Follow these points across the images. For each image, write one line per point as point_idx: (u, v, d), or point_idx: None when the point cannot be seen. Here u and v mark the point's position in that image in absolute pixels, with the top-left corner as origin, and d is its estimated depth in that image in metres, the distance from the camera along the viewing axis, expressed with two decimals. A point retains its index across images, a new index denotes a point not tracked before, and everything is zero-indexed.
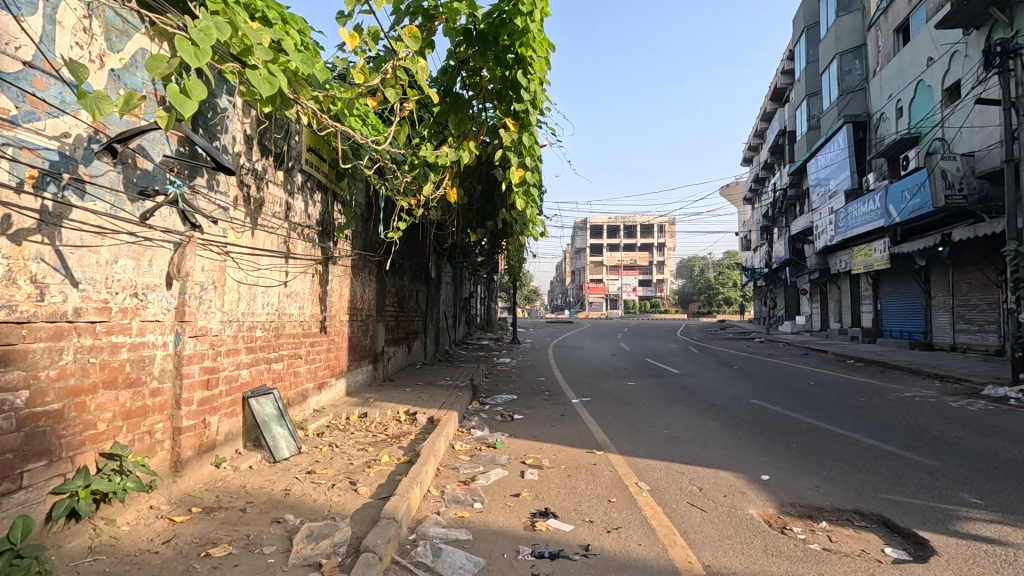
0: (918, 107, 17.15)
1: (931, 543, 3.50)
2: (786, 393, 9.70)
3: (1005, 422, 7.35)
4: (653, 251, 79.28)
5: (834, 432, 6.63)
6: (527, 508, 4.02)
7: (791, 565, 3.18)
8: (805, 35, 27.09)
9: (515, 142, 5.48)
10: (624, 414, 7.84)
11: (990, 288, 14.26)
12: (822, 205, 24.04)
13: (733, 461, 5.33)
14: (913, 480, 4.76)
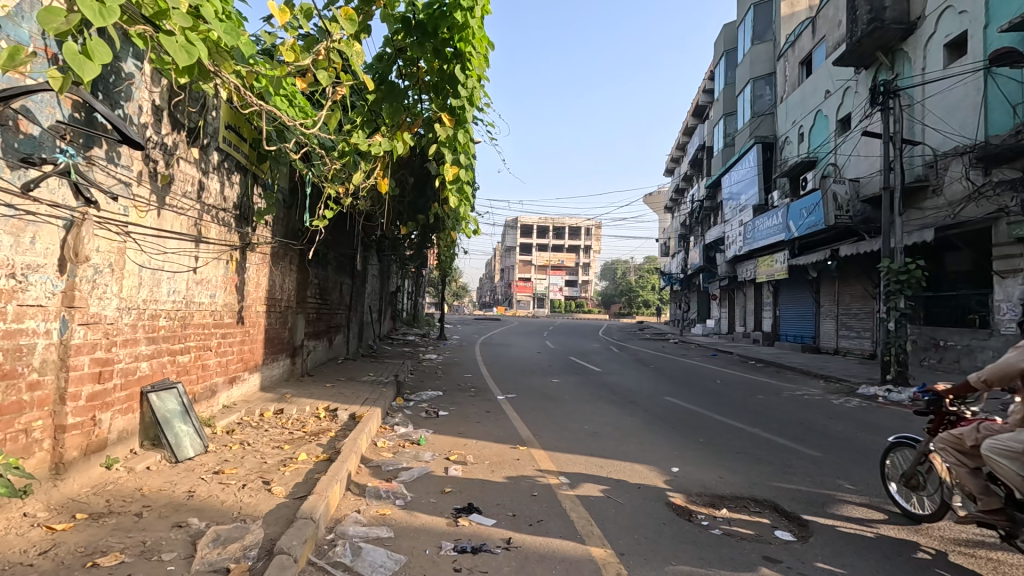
0: (816, 134, 19.04)
1: (812, 525, 3.93)
2: (696, 391, 10.41)
3: (873, 417, 8.40)
4: (580, 252, 81.84)
5: (736, 426, 7.24)
6: (450, 504, 4.02)
7: (696, 550, 3.43)
8: (725, 57, 29.09)
9: (450, 138, 5.49)
10: (547, 410, 8.04)
11: (867, 299, 16.17)
12: (733, 217, 25.99)
13: (648, 454, 5.65)
14: (800, 469, 5.30)
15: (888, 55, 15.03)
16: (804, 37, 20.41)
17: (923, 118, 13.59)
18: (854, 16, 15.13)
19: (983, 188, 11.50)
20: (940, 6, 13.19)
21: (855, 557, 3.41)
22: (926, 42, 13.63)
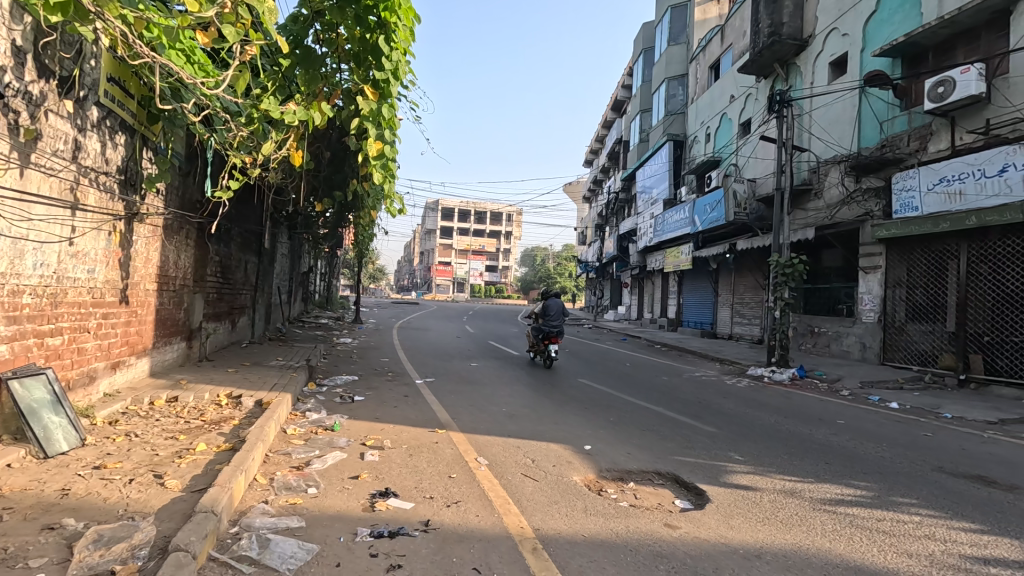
0: (721, 136, 20.52)
1: (707, 493, 4.31)
2: (608, 374, 10.97)
3: (759, 395, 9.36)
4: (501, 238, 82.34)
5: (643, 406, 7.72)
6: (366, 490, 3.92)
7: (605, 521, 3.64)
8: (643, 54, 30.25)
9: (373, 113, 5.16)
10: (466, 394, 8.08)
11: (757, 289, 17.87)
12: (645, 210, 27.42)
13: (563, 434, 5.88)
14: (698, 444, 5.79)
15: (784, 67, 16.47)
16: (714, 43, 21.77)
17: (810, 128, 15.12)
18: (757, 28, 16.39)
19: (855, 194, 13.08)
20: (828, 27, 14.63)
21: (742, 518, 3.80)
22: (815, 59, 15.10)
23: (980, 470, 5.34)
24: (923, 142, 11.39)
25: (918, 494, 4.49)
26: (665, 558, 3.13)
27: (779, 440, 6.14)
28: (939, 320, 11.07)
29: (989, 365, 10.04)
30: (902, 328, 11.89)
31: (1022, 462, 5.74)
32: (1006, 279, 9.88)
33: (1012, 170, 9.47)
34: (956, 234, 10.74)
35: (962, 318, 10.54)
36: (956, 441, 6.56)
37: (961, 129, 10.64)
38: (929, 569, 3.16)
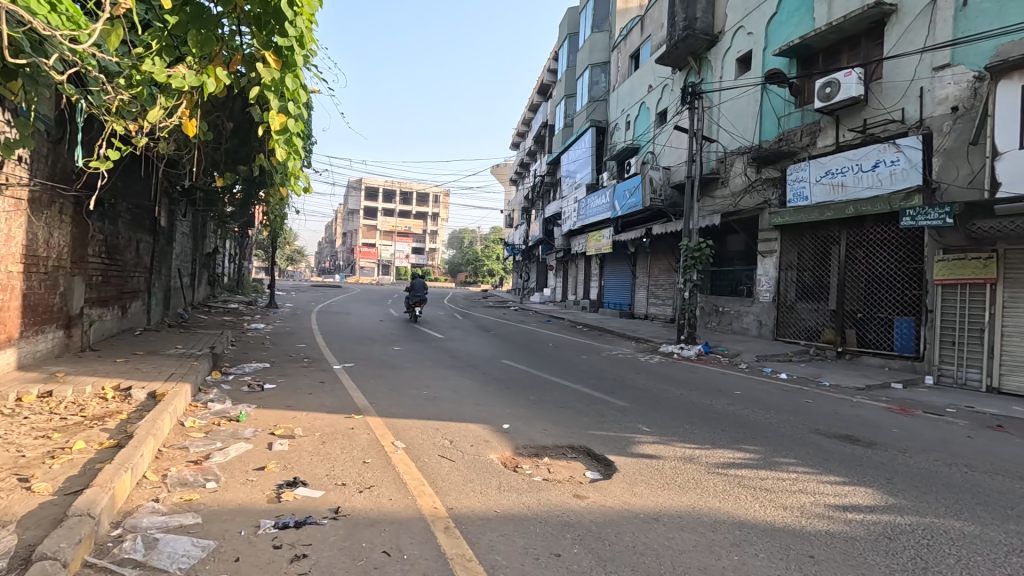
0: (640, 124, 21.33)
1: (615, 464, 4.57)
2: (531, 354, 11.21)
3: (669, 371, 10.01)
4: (427, 220, 80.86)
5: (562, 384, 8.00)
6: (272, 481, 3.75)
7: (518, 496, 3.75)
8: (568, 39, 30.52)
9: (275, 83, 4.82)
10: (386, 378, 7.94)
11: (670, 272, 18.98)
12: (569, 194, 28.03)
13: (482, 414, 5.96)
14: (610, 418, 6.09)
15: (697, 61, 17.33)
16: (634, 33, 22.46)
17: (719, 120, 16.09)
18: (673, 21, 17.10)
19: (755, 184, 14.17)
20: (735, 24, 15.53)
21: (644, 485, 4.07)
22: (724, 54, 16.01)
23: (847, 430, 6.08)
24: (813, 137, 12.52)
25: (796, 454, 5.04)
26: (572, 527, 3.29)
27: (683, 411, 6.61)
28: (822, 299, 12.37)
29: (861, 338, 11.42)
30: (793, 306, 13.16)
31: (881, 421, 6.61)
32: (876, 262, 11.20)
33: (883, 165, 10.68)
34: (838, 222, 11.99)
35: (841, 297, 11.86)
36: (831, 405, 7.42)
37: (844, 127, 11.81)
38: (800, 519, 3.57)
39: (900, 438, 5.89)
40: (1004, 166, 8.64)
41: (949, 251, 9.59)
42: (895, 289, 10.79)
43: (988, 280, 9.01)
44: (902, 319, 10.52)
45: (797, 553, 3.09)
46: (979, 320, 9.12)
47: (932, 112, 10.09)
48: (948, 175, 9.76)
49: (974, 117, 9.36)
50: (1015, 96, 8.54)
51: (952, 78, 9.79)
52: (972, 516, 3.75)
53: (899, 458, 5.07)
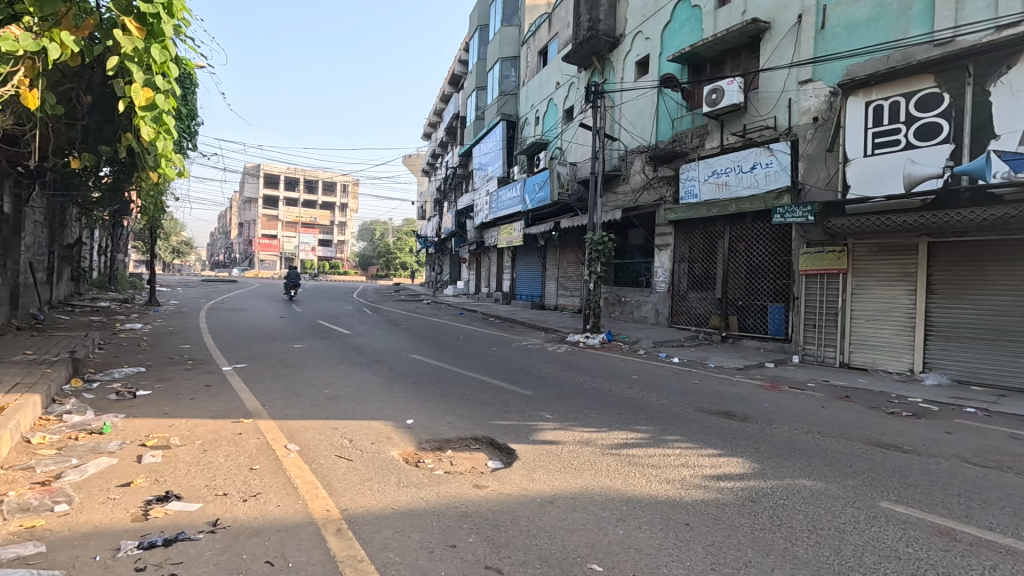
0: (548, 119, 21.84)
1: (516, 452, 4.68)
2: (441, 347, 11.15)
3: (574, 359, 10.44)
4: (335, 210, 77.07)
5: (470, 376, 8.05)
6: (139, 497, 3.38)
7: (417, 491, 3.71)
8: (478, 31, 30.42)
9: (138, 52, 4.31)
10: (283, 378, 7.49)
11: (577, 264, 19.71)
12: (481, 187, 28.09)
13: (385, 411, 5.82)
14: (515, 407, 6.22)
15: (600, 62, 18.05)
16: (542, 30, 22.91)
17: (620, 119, 16.94)
18: (578, 21, 17.69)
19: (653, 181, 15.11)
20: (634, 29, 16.36)
21: (541, 471, 4.21)
22: (625, 57, 16.83)
23: (726, 406, 6.72)
24: (701, 139, 13.58)
25: (681, 431, 5.48)
26: (469, 516, 3.32)
27: (584, 397, 6.93)
28: (710, 288, 13.50)
29: (742, 324, 12.63)
30: (685, 296, 14.24)
31: (755, 397, 7.37)
32: (754, 255, 12.43)
33: (759, 168, 11.84)
34: (722, 218, 13.14)
35: (725, 286, 13.02)
36: (715, 385, 8.16)
37: (727, 131, 12.93)
38: (680, 491, 3.89)
39: (770, 411, 6.61)
40: (852, 172, 9.98)
41: (811, 244, 10.88)
42: (769, 279, 12.03)
43: (841, 270, 10.36)
44: (775, 305, 11.80)
45: (676, 523, 3.36)
46: (834, 305, 10.47)
47: (798, 122, 11.36)
48: (810, 177, 11.04)
49: (830, 127, 10.67)
50: (861, 111, 9.92)
51: (813, 92, 11.08)
52: (820, 475, 4.32)
53: (766, 430, 5.70)
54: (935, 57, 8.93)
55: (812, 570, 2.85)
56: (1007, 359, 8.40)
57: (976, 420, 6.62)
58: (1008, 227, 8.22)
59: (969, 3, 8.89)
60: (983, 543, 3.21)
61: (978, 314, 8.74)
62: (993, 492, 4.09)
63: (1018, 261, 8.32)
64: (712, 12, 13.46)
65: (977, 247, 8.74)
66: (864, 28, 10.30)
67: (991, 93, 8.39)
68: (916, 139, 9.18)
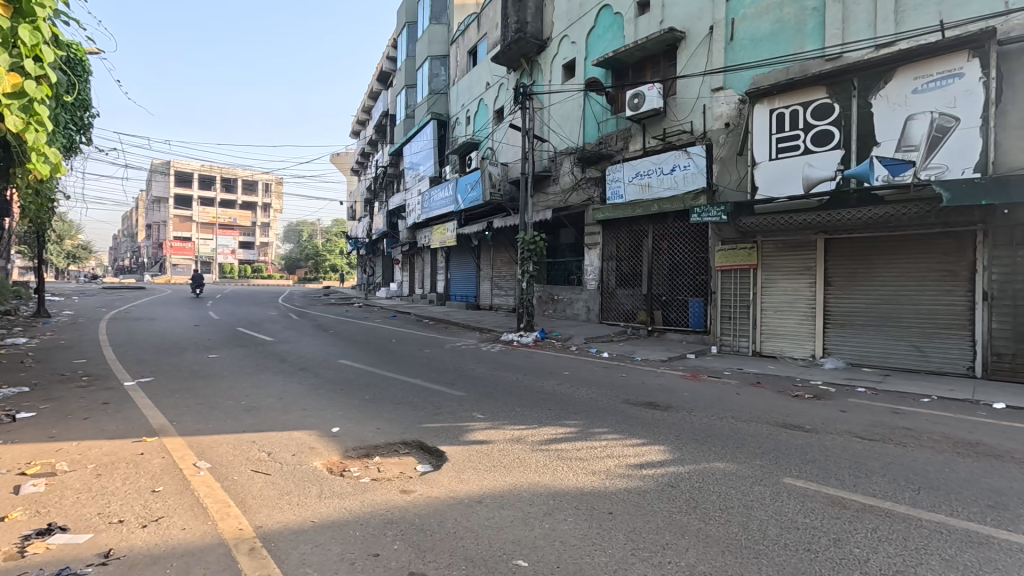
0: (479, 119, 21.85)
1: (446, 454, 4.63)
2: (371, 351, 10.84)
3: (507, 358, 10.52)
4: (257, 211, 72.87)
5: (401, 380, 7.89)
6: (14, 533, 3.00)
7: (340, 502, 3.57)
8: (406, 28, 29.86)
9: (3, 33, 3.82)
10: (196, 390, 6.97)
11: (511, 263, 19.87)
12: (413, 186, 27.65)
13: (309, 420, 5.57)
14: (446, 409, 6.16)
15: (529, 64, 18.29)
16: (471, 29, 22.88)
17: (549, 121, 17.28)
18: (506, 22, 17.82)
19: (581, 182, 15.54)
20: (561, 33, 16.71)
21: (470, 471, 4.20)
22: (552, 59, 17.15)
23: (650, 397, 7.05)
24: (626, 141, 14.14)
25: (608, 423, 5.68)
26: (395, 523, 3.24)
27: (516, 395, 7.01)
28: (636, 285, 14.07)
29: (666, 318, 13.28)
30: (614, 293, 14.75)
31: (676, 387, 7.78)
32: (675, 253, 13.09)
33: (678, 169, 12.48)
34: (646, 218, 13.74)
35: (650, 283, 13.62)
36: (641, 377, 8.54)
37: (649, 135, 13.53)
38: (604, 480, 4.02)
39: (689, 400, 7.00)
40: (760, 174, 10.79)
41: (726, 242, 11.63)
42: (689, 275, 12.72)
43: (752, 266, 11.16)
44: (695, 299, 12.51)
45: (599, 512, 3.47)
46: (747, 299, 11.25)
47: (712, 127, 12.10)
48: (724, 179, 11.80)
49: (740, 132, 11.46)
50: (766, 118, 10.73)
51: (725, 99, 11.86)
52: (732, 457, 4.63)
53: (685, 417, 6.04)
54: (826, 71, 9.83)
55: (723, 546, 3.03)
56: (891, 343, 9.41)
57: (865, 398, 7.37)
58: (889, 225, 9.20)
59: (853, 23, 9.89)
60: (867, 508, 3.57)
61: (867, 303, 9.71)
62: (876, 462, 4.57)
63: (898, 254, 9.33)
64: (633, 20, 14.03)
65: (865, 243, 9.71)
66: (767, 41, 11.15)
67: (873, 104, 9.36)
68: (813, 145, 10.06)
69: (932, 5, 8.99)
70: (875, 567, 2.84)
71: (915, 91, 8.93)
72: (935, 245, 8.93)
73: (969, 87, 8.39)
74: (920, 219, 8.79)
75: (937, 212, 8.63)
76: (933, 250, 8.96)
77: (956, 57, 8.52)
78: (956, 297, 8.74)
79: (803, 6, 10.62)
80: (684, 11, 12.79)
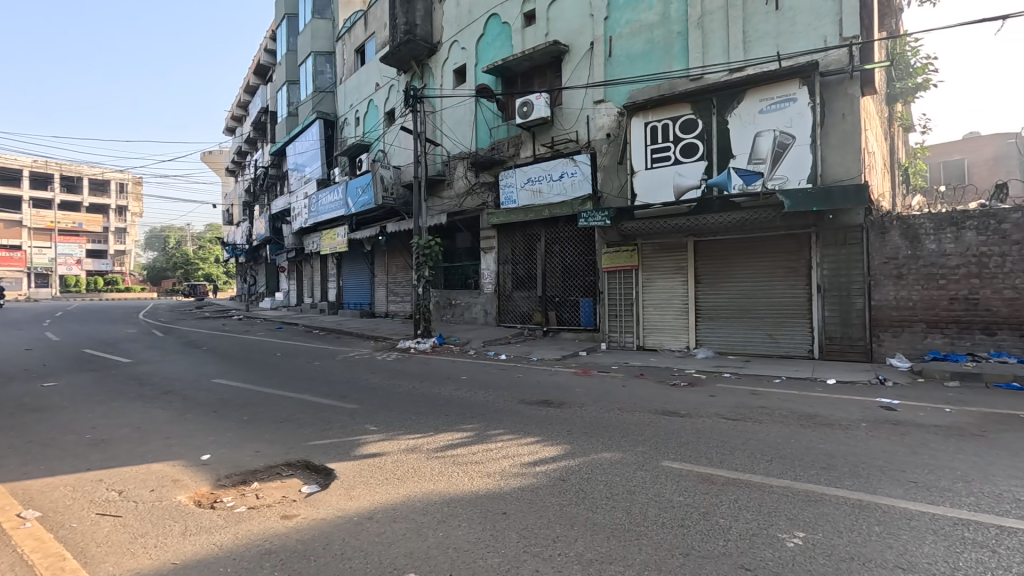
0: (369, 120, 21.13)
1: (334, 471, 4.37)
2: (251, 368, 9.94)
3: (403, 366, 10.25)
4: (109, 215, 63.66)
5: (286, 396, 7.32)
6: None
7: (209, 537, 3.21)
8: (285, 20, 27.99)
9: None
10: (25, 426, 5.87)
11: (406, 269, 19.42)
12: (298, 189, 25.98)
13: (173, 450, 4.95)
14: (336, 424, 5.83)
15: (419, 67, 18.06)
16: (357, 27, 22.07)
17: (441, 125, 17.23)
18: (394, 23, 17.43)
19: (475, 186, 15.68)
20: (450, 38, 16.74)
21: (360, 487, 3.99)
22: (442, 64, 17.11)
23: (545, 396, 7.27)
24: (517, 148, 14.52)
25: (504, 425, 5.75)
26: (274, 553, 2.99)
27: (412, 403, 6.85)
28: (531, 287, 14.46)
29: (559, 318, 13.81)
30: (510, 295, 15.05)
31: (570, 384, 8.11)
32: (566, 255, 13.68)
33: (566, 176, 13.06)
34: (539, 222, 14.18)
35: (544, 284, 14.08)
36: (536, 377, 8.78)
37: (538, 142, 14.02)
38: (499, 481, 4.07)
39: (580, 395, 7.35)
40: (638, 182, 11.65)
41: (610, 245, 12.39)
42: (579, 276, 13.37)
43: (633, 266, 12.04)
44: (585, 299, 13.17)
45: (493, 513, 3.49)
46: (630, 297, 12.10)
47: (595, 136, 12.86)
48: (607, 186, 12.60)
49: (620, 143, 12.31)
50: (641, 130, 11.61)
51: (606, 111, 12.67)
52: (618, 447, 4.92)
53: (576, 412, 6.32)
54: (690, 90, 10.90)
55: (608, 533, 3.20)
56: (749, 332, 10.65)
57: (729, 383, 8.28)
58: (745, 228, 10.45)
59: (710, 48, 11.10)
60: (730, 482, 3.99)
61: (729, 298, 10.91)
62: (738, 439, 5.13)
63: (752, 255, 10.62)
64: (520, 30, 14.47)
65: (726, 245, 10.91)
66: (640, 59, 12.12)
67: (729, 121, 10.55)
68: (681, 156, 11.09)
69: (771, 38, 10.41)
70: (736, 533, 3.17)
71: (761, 112, 10.23)
72: (780, 246, 10.30)
73: (801, 110, 9.80)
74: (769, 222, 10.08)
75: (780, 217, 9.97)
76: (779, 250, 10.31)
77: (790, 84, 9.90)
78: (798, 290, 10.14)
79: (670, 29, 11.69)
80: (567, 26, 13.46)
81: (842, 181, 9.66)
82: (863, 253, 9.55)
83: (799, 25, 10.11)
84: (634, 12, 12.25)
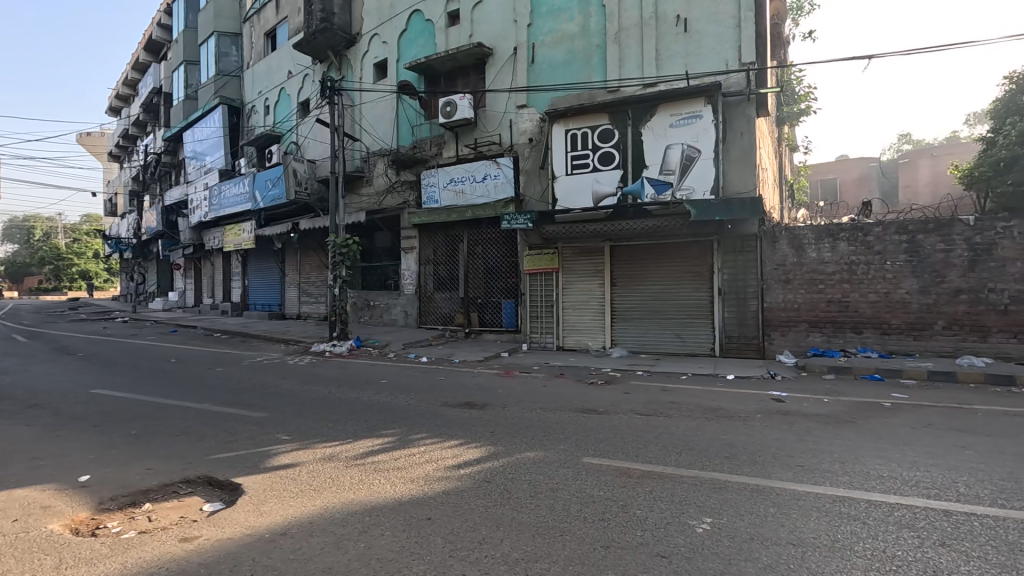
0: (281, 110, 19.86)
1: (242, 486, 4.04)
2: (140, 375, 8.93)
3: (318, 370, 9.73)
4: None
5: (183, 406, 6.65)
6: None
7: (90, 569, 2.82)
8: None
9: None
10: None
11: (320, 268, 18.46)
12: (197, 179, 23.83)
13: (43, 472, 4.31)
14: (243, 434, 5.39)
15: (337, 58, 17.28)
16: (268, 9, 20.67)
17: (360, 121, 16.61)
18: (309, 8, 16.52)
19: (396, 185, 15.29)
20: (371, 30, 16.18)
21: (272, 501, 3.72)
22: (362, 57, 16.50)
23: (468, 398, 7.24)
24: (440, 148, 14.37)
25: (427, 428, 5.64)
26: None
27: (328, 409, 6.52)
28: (453, 288, 14.34)
29: (481, 319, 13.83)
30: (431, 296, 14.82)
31: (492, 385, 8.14)
32: (488, 257, 13.72)
33: (489, 178, 13.12)
34: (461, 223, 14.11)
35: (466, 286, 14.02)
36: (458, 379, 8.71)
37: (461, 143, 13.95)
38: (422, 486, 3.98)
39: (503, 396, 7.40)
40: (559, 187, 11.98)
41: (532, 247, 12.62)
42: (501, 278, 13.47)
43: (553, 269, 12.35)
44: (507, 301, 13.31)
45: (417, 520, 3.40)
46: (551, 299, 12.41)
47: (518, 140, 13.03)
48: (529, 190, 12.82)
49: (542, 148, 12.58)
50: (563, 137, 11.95)
51: (528, 116, 12.90)
52: (542, 446, 5.01)
53: (500, 413, 6.36)
54: (608, 102, 11.40)
55: (533, 531, 3.24)
56: (660, 332, 11.33)
57: (643, 380, 8.73)
58: (656, 234, 11.12)
59: (626, 62, 11.69)
60: (646, 474, 4.21)
61: (642, 301, 11.53)
62: (652, 433, 5.44)
63: (663, 260, 11.30)
64: (443, 29, 14.32)
65: (640, 251, 11.52)
66: (562, 68, 12.48)
67: (643, 133, 11.17)
68: (599, 164, 11.56)
69: (681, 58, 11.17)
70: (652, 523, 3.35)
71: (671, 126, 10.92)
72: (687, 252, 11.07)
73: (706, 127, 10.60)
74: (678, 230, 10.81)
75: (687, 225, 10.75)
76: (686, 256, 11.08)
77: (697, 102, 10.68)
78: (702, 293, 10.95)
79: (590, 41, 12.16)
80: (491, 29, 13.54)
81: (740, 193, 10.60)
82: (757, 260, 10.53)
83: (704, 48, 10.94)
84: (556, 22, 12.60)
